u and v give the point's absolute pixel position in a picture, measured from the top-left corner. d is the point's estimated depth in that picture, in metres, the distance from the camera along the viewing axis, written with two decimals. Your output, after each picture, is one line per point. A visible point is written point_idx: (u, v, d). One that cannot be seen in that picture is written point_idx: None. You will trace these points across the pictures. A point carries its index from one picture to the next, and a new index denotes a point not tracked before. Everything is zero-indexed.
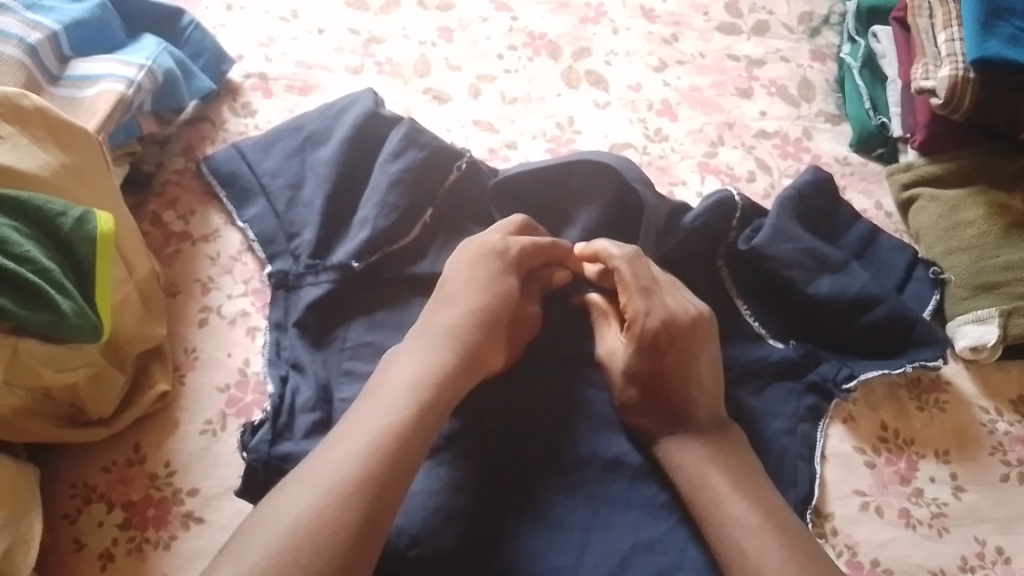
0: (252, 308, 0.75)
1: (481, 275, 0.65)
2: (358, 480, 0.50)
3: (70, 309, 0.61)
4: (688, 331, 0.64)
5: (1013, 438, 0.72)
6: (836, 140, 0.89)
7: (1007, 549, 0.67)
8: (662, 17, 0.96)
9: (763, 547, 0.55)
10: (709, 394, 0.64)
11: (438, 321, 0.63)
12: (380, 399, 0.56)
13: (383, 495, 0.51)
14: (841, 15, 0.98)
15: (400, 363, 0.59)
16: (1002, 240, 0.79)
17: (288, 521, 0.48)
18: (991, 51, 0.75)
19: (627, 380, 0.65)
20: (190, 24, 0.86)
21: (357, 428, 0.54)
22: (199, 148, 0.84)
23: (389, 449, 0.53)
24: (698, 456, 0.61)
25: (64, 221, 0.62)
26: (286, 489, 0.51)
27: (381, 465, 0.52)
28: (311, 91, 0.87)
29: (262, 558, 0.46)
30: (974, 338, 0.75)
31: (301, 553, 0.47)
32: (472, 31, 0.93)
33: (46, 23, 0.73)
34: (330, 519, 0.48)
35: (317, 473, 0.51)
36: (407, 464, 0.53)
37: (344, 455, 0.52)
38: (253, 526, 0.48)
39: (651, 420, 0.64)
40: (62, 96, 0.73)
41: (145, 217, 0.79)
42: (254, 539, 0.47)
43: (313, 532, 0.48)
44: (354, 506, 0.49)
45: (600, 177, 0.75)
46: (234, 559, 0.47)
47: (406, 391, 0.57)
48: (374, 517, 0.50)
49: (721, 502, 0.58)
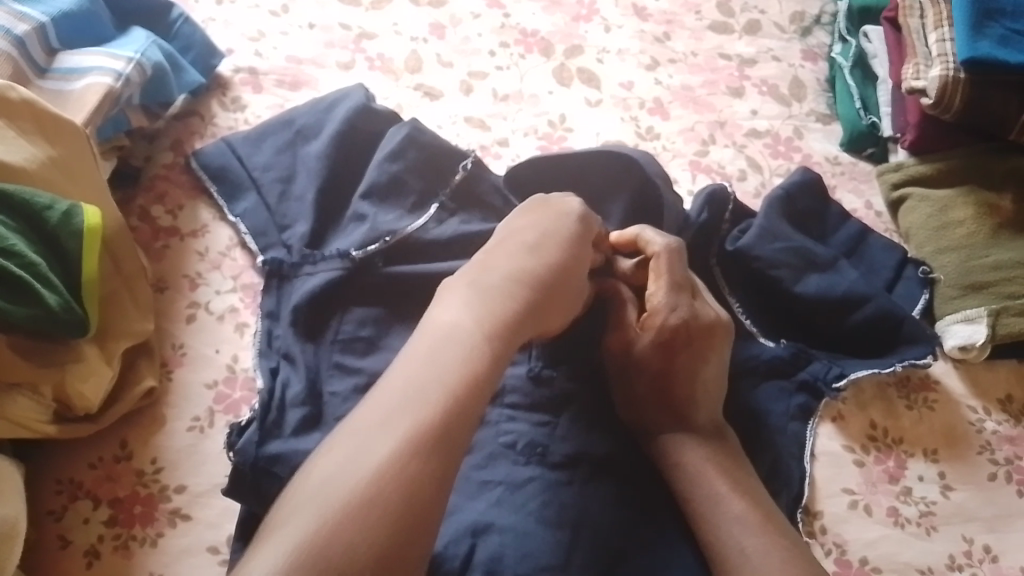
0: (241, 304, 0.74)
1: (554, 229, 0.63)
2: (434, 431, 0.46)
3: (59, 304, 0.61)
4: (713, 326, 0.65)
5: (1001, 437, 0.72)
6: (827, 139, 0.89)
7: (994, 547, 0.67)
8: (653, 16, 0.96)
9: (762, 548, 0.55)
10: (711, 399, 0.65)
11: (506, 263, 0.59)
12: (447, 335, 0.52)
13: (454, 439, 0.47)
14: (832, 15, 0.98)
15: (468, 303, 0.55)
16: (991, 241, 0.79)
17: (362, 462, 0.44)
18: (981, 51, 0.76)
19: (637, 372, 0.64)
20: (180, 18, 0.85)
21: (427, 364, 0.49)
22: (188, 143, 0.83)
23: (463, 398, 0.48)
24: (698, 458, 0.61)
25: (51, 215, 0.62)
26: (350, 428, 0.46)
27: (453, 408, 0.48)
28: (301, 87, 0.87)
29: (338, 503, 0.42)
30: (963, 338, 0.75)
31: (378, 498, 0.43)
32: (464, 28, 0.92)
33: (33, 15, 0.73)
34: (407, 462, 0.44)
35: (387, 412, 0.47)
36: (477, 406, 0.49)
37: (414, 394, 0.48)
38: (319, 472, 0.44)
39: (654, 417, 0.64)
40: (50, 89, 0.73)
41: (133, 212, 0.78)
42: (325, 480, 0.43)
43: (393, 485, 0.43)
44: (428, 449, 0.46)
45: (621, 176, 0.75)
46: (305, 508, 0.42)
47: (478, 330, 0.53)
48: (445, 461, 0.46)
49: (719, 502, 0.59)
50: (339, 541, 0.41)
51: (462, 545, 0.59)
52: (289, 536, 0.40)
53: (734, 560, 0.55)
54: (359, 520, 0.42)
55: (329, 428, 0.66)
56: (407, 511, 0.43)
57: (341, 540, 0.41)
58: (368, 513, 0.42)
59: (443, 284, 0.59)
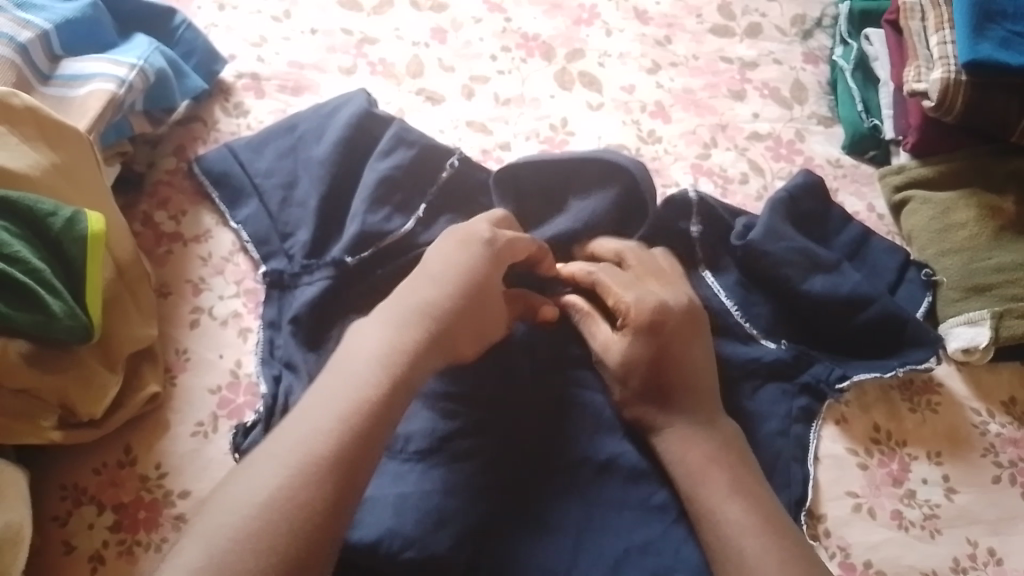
0: (244, 309, 0.74)
1: (462, 257, 0.63)
2: (329, 461, 0.49)
3: (61, 309, 0.61)
4: (683, 312, 0.66)
5: (1005, 439, 0.72)
6: (828, 142, 0.89)
7: (999, 550, 0.67)
8: (655, 19, 0.96)
9: (760, 550, 0.55)
10: (705, 391, 0.65)
11: (412, 294, 0.60)
12: (349, 370, 0.54)
13: (350, 469, 0.50)
14: (833, 18, 0.98)
15: (371, 336, 0.57)
16: (993, 243, 0.79)
17: (254, 494, 0.47)
18: (982, 53, 0.76)
19: (626, 371, 0.65)
20: (182, 24, 0.85)
21: (326, 400, 0.53)
22: (191, 148, 0.84)
23: (359, 429, 0.51)
24: (700, 452, 0.61)
25: (54, 221, 0.62)
26: (247, 464, 0.50)
27: (347, 440, 0.51)
28: (303, 91, 0.87)
29: (230, 533, 0.45)
30: (966, 341, 0.75)
31: (267, 528, 0.46)
32: (464, 32, 0.93)
33: (36, 23, 0.73)
34: (296, 495, 0.48)
35: (285, 447, 0.50)
36: (376, 437, 0.52)
37: (310, 429, 0.51)
38: (216, 504, 0.47)
39: (651, 408, 0.64)
40: (52, 96, 0.73)
41: (136, 217, 0.79)
42: (218, 511, 0.47)
43: (285, 515, 0.47)
44: (321, 477, 0.49)
45: (609, 181, 0.75)
46: (202, 538, 0.45)
47: (379, 364, 0.55)
48: (339, 490, 0.49)
49: (716, 503, 0.59)
50: (229, 569, 0.44)
51: (465, 550, 0.59)
52: (188, 561, 0.45)
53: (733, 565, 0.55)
54: (248, 549, 0.45)
55: None
56: (300, 535, 0.47)
57: (232, 568, 0.44)
58: (259, 544, 0.45)
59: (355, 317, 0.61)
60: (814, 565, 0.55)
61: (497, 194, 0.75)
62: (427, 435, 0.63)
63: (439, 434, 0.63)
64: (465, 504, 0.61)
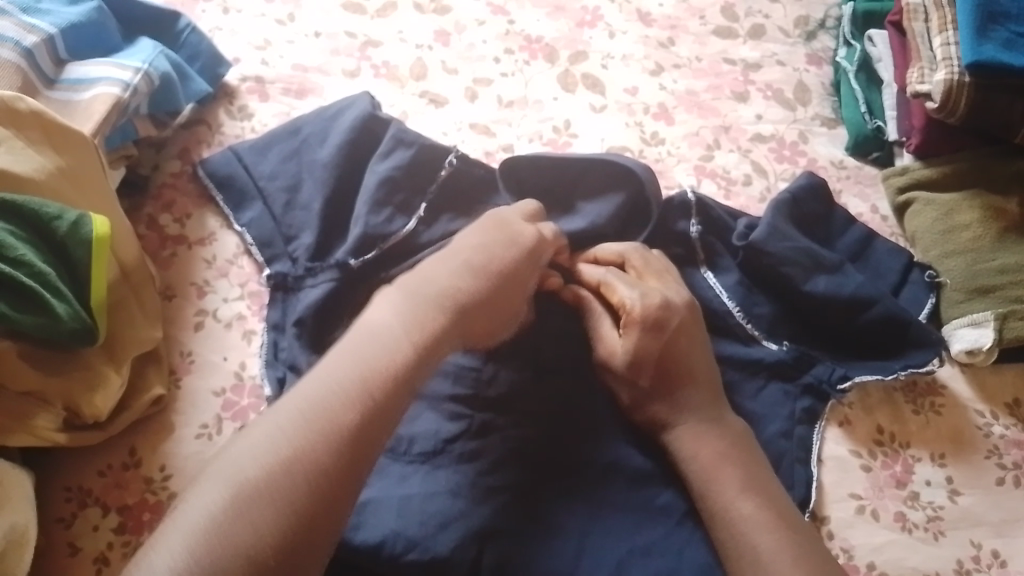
0: (248, 312, 0.75)
1: (499, 241, 0.63)
2: (349, 423, 0.50)
3: (66, 312, 0.61)
4: (683, 310, 0.66)
5: (1008, 441, 0.72)
6: (832, 143, 0.89)
7: (1003, 552, 0.67)
8: (657, 21, 0.96)
9: (775, 547, 0.56)
10: (711, 393, 0.65)
11: (443, 270, 0.60)
12: (374, 337, 0.55)
13: (368, 438, 0.50)
14: (837, 19, 0.98)
15: (395, 304, 0.57)
16: (997, 244, 0.79)
17: (275, 449, 0.48)
18: (985, 54, 0.76)
19: (634, 368, 0.64)
20: (186, 27, 0.86)
21: (350, 362, 0.53)
22: (195, 151, 0.84)
23: (379, 395, 0.52)
24: (712, 449, 0.62)
25: (59, 225, 0.63)
26: (265, 420, 0.50)
27: (368, 407, 0.51)
28: (307, 94, 0.87)
29: (250, 487, 0.46)
30: (970, 342, 0.75)
31: (285, 488, 0.47)
32: (468, 35, 0.93)
33: (42, 27, 0.74)
34: (316, 456, 0.48)
35: (307, 407, 0.50)
36: (395, 406, 0.52)
37: (334, 391, 0.51)
38: (236, 453, 0.48)
39: (662, 408, 0.64)
40: (58, 100, 0.74)
41: (141, 220, 0.79)
42: (238, 464, 0.47)
43: (304, 472, 0.47)
44: (340, 439, 0.49)
45: (617, 184, 0.75)
46: (221, 486, 0.46)
47: (404, 335, 0.55)
48: (356, 457, 0.49)
49: (729, 500, 0.59)
50: (246, 524, 0.45)
51: (470, 549, 0.59)
52: (207, 510, 0.45)
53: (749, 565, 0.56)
54: (266, 506, 0.46)
55: None
56: (317, 493, 0.47)
57: (250, 523, 0.45)
58: (278, 502, 0.46)
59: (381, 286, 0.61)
60: (827, 563, 0.56)
61: (502, 185, 0.76)
62: (431, 437, 0.64)
63: (443, 436, 0.64)
64: (469, 505, 0.61)
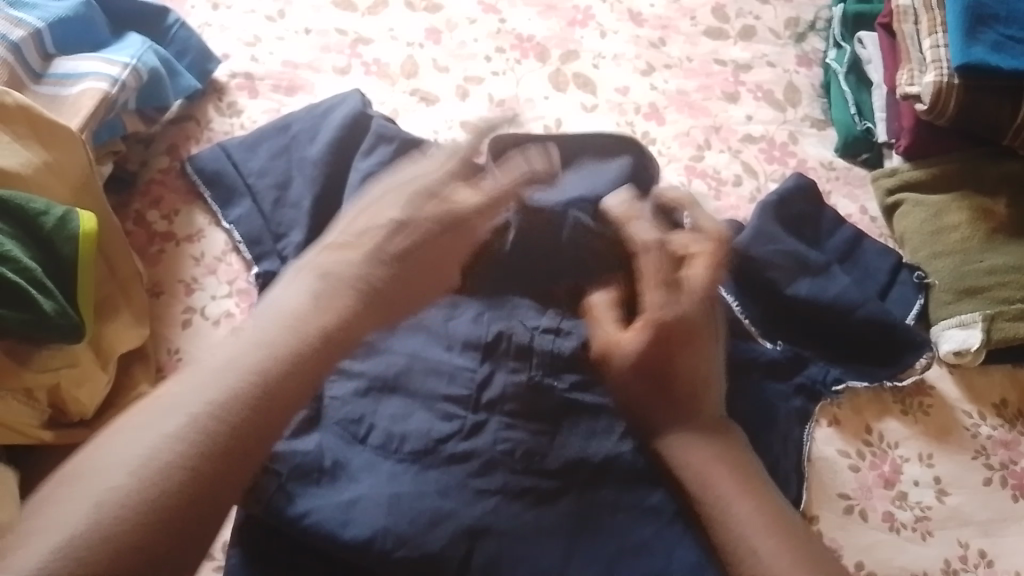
0: (236, 308, 0.74)
1: (423, 213, 0.62)
2: (231, 426, 0.48)
3: (53, 309, 0.60)
4: (697, 303, 0.64)
5: (996, 441, 0.73)
6: (821, 144, 0.89)
7: (990, 552, 0.67)
8: (649, 21, 0.96)
9: (774, 550, 0.55)
10: (714, 388, 0.63)
11: (348, 261, 0.58)
12: (272, 330, 0.53)
13: (253, 441, 0.48)
14: (827, 20, 0.99)
15: (292, 299, 0.56)
16: (985, 246, 0.80)
17: (144, 458, 0.45)
18: (975, 56, 0.76)
19: (636, 371, 0.63)
20: (175, 24, 0.85)
21: (241, 357, 0.51)
22: (184, 148, 0.83)
23: (268, 394, 0.50)
24: (702, 453, 0.60)
25: (46, 220, 0.62)
26: (139, 421, 0.47)
27: (255, 404, 0.49)
28: (297, 91, 0.87)
29: (113, 500, 0.43)
30: (958, 342, 0.75)
31: (151, 500, 0.44)
32: (459, 33, 0.93)
33: (29, 20, 0.73)
34: (188, 464, 0.46)
35: (187, 407, 0.48)
36: (287, 408, 0.50)
37: (219, 389, 0.49)
38: (98, 460, 0.45)
39: (657, 417, 0.62)
40: (45, 95, 0.73)
41: (128, 217, 0.78)
42: (102, 473, 0.44)
43: (174, 481, 0.45)
44: (220, 444, 0.47)
45: (622, 150, 0.77)
46: (79, 499, 0.43)
47: (302, 329, 0.53)
48: (235, 462, 0.47)
49: (728, 499, 0.58)
50: (104, 544, 0.42)
51: (460, 547, 0.59)
52: (64, 519, 0.42)
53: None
54: (127, 513, 0.43)
55: (327, 429, 0.65)
56: (189, 502, 0.45)
57: (109, 540, 0.42)
58: (141, 515, 0.43)
59: (302, 259, 0.60)
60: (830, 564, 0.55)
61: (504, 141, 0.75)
62: (422, 436, 0.64)
63: (434, 436, 0.64)
64: (459, 504, 0.61)
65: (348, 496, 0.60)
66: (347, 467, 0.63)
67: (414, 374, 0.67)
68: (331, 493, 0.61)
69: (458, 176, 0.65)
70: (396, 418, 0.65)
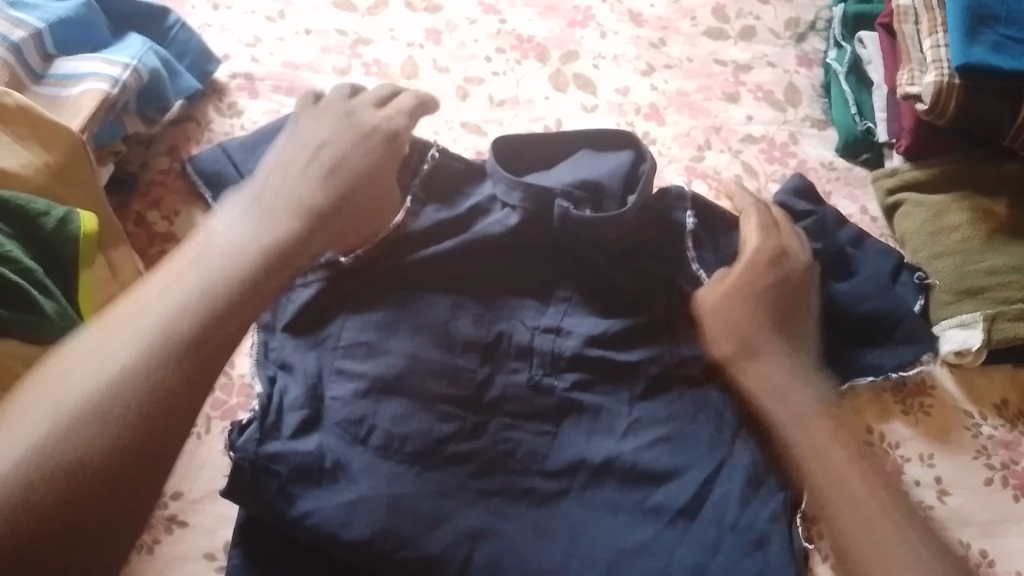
0: None
1: (356, 149, 0.68)
2: (188, 335, 0.51)
3: (54, 310, 0.60)
4: (761, 269, 0.70)
5: (997, 442, 0.73)
6: (822, 145, 0.90)
7: (991, 552, 0.67)
8: (649, 21, 0.96)
9: (872, 517, 0.57)
10: (808, 331, 0.70)
11: (297, 180, 0.65)
12: (216, 254, 0.57)
13: (213, 351, 0.52)
14: (828, 21, 0.99)
15: (229, 230, 0.59)
16: (986, 246, 0.80)
17: (107, 367, 0.49)
18: (975, 57, 0.76)
19: (727, 305, 0.69)
20: (176, 24, 0.85)
21: (191, 279, 0.54)
22: (184, 148, 0.83)
23: (221, 310, 0.53)
24: (822, 429, 0.64)
25: (47, 221, 0.63)
26: (98, 336, 0.51)
27: (212, 319, 0.53)
28: (297, 92, 0.87)
29: (78, 405, 0.47)
30: (959, 343, 0.75)
31: (116, 405, 0.48)
32: (459, 34, 0.93)
33: (30, 21, 0.74)
34: (149, 374, 0.49)
35: (143, 323, 0.51)
36: (236, 323, 0.54)
37: (175, 305, 0.52)
38: (60, 372, 0.49)
39: (733, 348, 0.69)
40: (46, 95, 0.74)
41: (129, 218, 0.78)
42: (64, 382, 0.48)
43: (136, 386, 0.49)
44: (179, 352, 0.51)
45: (621, 145, 0.74)
46: (43, 405, 0.47)
47: (246, 255, 0.57)
48: (199, 373, 0.51)
49: (841, 479, 0.60)
50: (73, 445, 0.46)
51: (461, 548, 0.60)
52: (26, 437, 0.45)
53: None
54: (94, 430, 0.47)
55: (328, 429, 0.64)
56: (152, 408, 0.49)
57: (77, 443, 0.46)
58: (109, 419, 0.47)
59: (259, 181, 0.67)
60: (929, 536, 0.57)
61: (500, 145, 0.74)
62: (424, 437, 0.64)
63: (435, 436, 0.64)
64: (461, 506, 0.62)
65: (349, 496, 0.60)
66: (348, 468, 0.62)
67: (413, 377, 0.66)
68: (332, 494, 0.61)
69: (390, 125, 0.71)
70: (398, 419, 0.64)
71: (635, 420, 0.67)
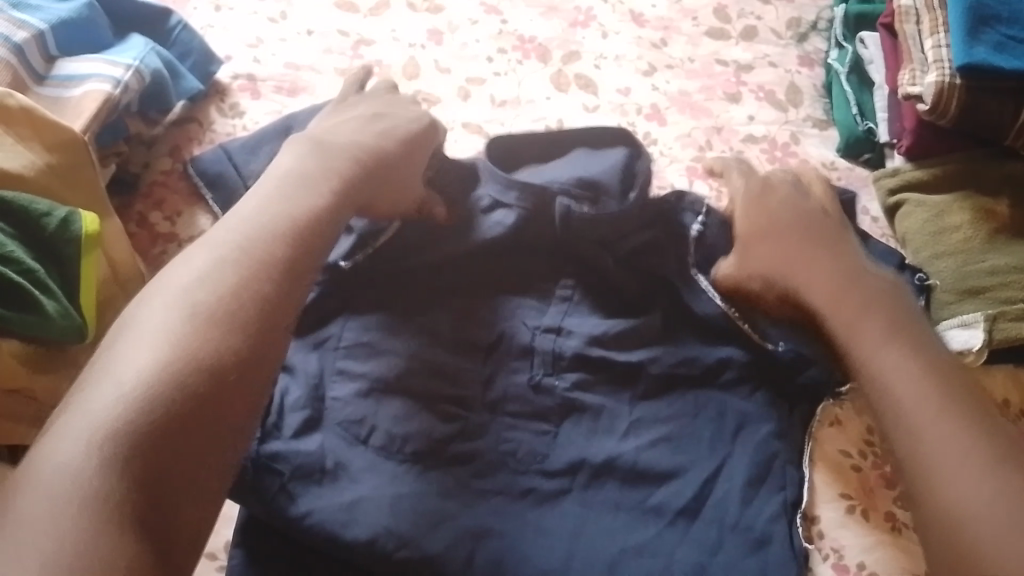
0: None
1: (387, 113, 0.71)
2: (285, 250, 0.55)
3: (55, 309, 0.61)
4: (761, 209, 0.71)
5: None
6: (823, 144, 0.89)
7: None
8: (651, 21, 0.96)
9: (931, 401, 0.55)
10: (833, 243, 0.68)
11: (346, 127, 0.67)
12: (296, 180, 0.60)
13: (308, 263, 0.56)
14: (830, 21, 0.99)
15: (292, 159, 0.62)
16: (987, 246, 0.79)
17: (220, 277, 0.52)
18: (976, 56, 0.76)
19: (749, 247, 0.69)
20: (179, 25, 0.85)
21: (280, 201, 0.57)
22: (186, 148, 0.83)
23: (309, 228, 0.57)
24: (869, 320, 0.62)
25: (49, 222, 0.63)
26: (203, 251, 0.53)
27: (303, 235, 0.56)
28: (299, 92, 0.87)
29: (204, 309, 0.50)
30: (960, 343, 0.75)
31: (237, 309, 0.51)
32: (461, 34, 0.93)
33: (32, 23, 0.74)
34: (257, 282, 0.52)
35: (244, 240, 0.54)
36: (323, 240, 0.57)
37: (268, 222, 0.56)
38: (175, 282, 0.51)
39: (777, 282, 0.67)
40: (47, 96, 0.74)
41: (131, 218, 0.79)
42: (184, 290, 0.51)
43: (249, 292, 0.52)
44: (281, 266, 0.54)
45: (617, 143, 0.75)
46: (168, 312, 0.50)
47: (323, 181, 0.61)
48: (297, 281, 0.54)
49: (890, 366, 0.59)
50: (208, 342, 0.49)
51: (463, 547, 0.60)
52: (159, 340, 0.48)
53: (926, 527, 0.52)
54: (223, 333, 0.50)
55: (329, 429, 0.64)
56: (265, 313, 0.52)
57: (211, 341, 0.49)
58: (233, 322, 0.50)
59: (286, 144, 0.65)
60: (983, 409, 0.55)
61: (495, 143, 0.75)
62: (425, 436, 0.64)
63: (435, 435, 0.64)
64: (461, 505, 0.61)
65: (349, 496, 0.60)
66: (349, 468, 0.62)
67: (413, 376, 0.66)
68: (332, 492, 0.61)
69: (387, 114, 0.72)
70: (398, 419, 0.64)
71: (635, 420, 0.68)
